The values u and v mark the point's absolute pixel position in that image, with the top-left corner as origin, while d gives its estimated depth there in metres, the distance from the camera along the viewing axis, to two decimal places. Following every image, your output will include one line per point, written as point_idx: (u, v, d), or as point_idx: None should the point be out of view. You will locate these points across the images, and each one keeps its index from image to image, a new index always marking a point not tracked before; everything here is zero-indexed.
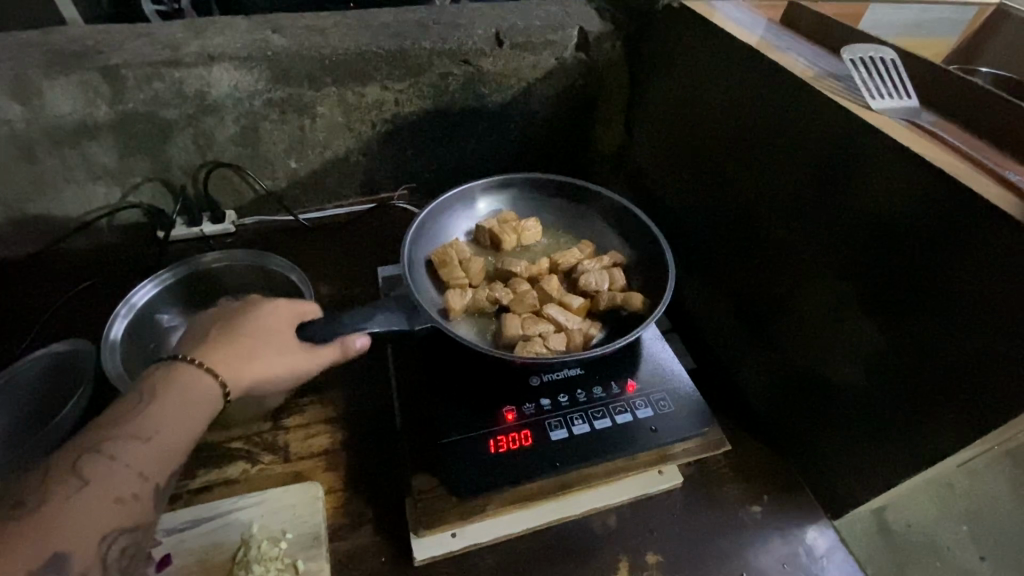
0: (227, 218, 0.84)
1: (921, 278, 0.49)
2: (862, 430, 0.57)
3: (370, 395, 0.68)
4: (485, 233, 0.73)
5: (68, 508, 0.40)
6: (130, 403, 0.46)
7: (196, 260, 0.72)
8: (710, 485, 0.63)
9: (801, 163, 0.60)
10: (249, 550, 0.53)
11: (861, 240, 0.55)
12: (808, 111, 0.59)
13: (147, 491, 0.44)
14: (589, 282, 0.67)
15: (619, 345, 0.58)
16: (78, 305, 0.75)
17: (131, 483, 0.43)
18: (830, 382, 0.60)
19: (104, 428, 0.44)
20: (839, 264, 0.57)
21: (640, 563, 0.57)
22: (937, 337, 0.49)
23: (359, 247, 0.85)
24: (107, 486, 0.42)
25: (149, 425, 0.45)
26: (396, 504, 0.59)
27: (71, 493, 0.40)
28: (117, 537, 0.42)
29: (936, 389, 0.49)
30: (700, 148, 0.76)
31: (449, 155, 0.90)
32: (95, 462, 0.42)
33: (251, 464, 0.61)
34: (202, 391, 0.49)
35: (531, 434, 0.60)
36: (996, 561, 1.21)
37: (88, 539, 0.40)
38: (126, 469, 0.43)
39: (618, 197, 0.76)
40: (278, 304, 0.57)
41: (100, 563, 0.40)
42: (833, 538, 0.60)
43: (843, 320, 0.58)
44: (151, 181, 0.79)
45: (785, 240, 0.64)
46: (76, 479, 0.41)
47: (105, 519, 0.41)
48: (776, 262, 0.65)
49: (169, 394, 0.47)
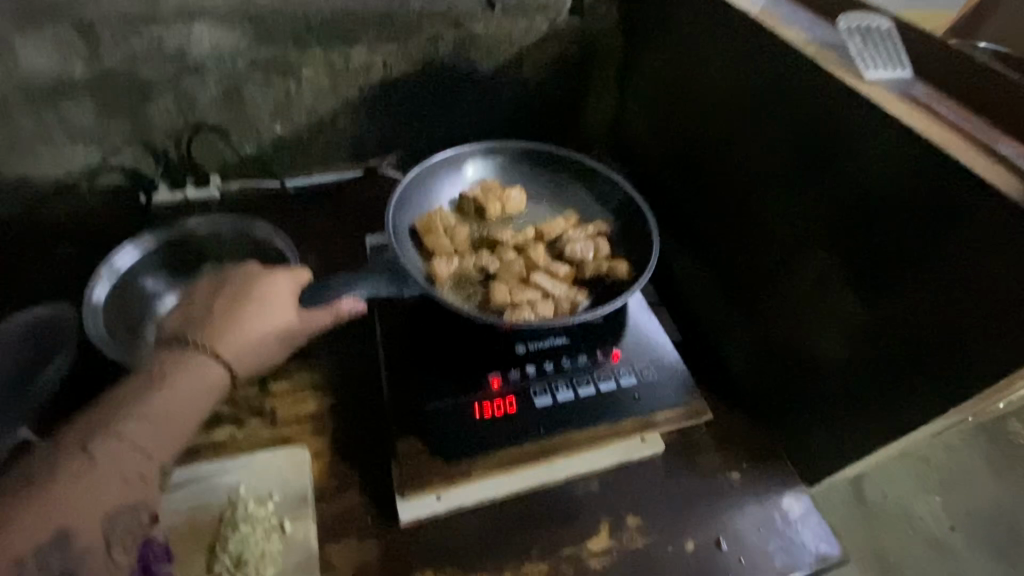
0: (212, 183, 0.82)
1: (907, 253, 0.50)
2: (843, 400, 0.59)
3: (358, 364, 0.67)
4: (467, 203, 0.72)
5: (75, 486, 0.40)
6: (138, 385, 0.46)
7: (180, 225, 0.71)
8: (691, 452, 0.64)
9: (791, 134, 0.60)
10: (238, 510, 0.54)
11: (848, 214, 0.55)
12: (797, 82, 0.58)
13: (152, 471, 0.43)
14: (575, 251, 0.67)
15: (608, 309, 0.59)
16: (59, 268, 0.74)
17: (138, 462, 0.43)
18: (811, 354, 0.61)
19: (111, 405, 0.44)
20: (823, 239, 0.58)
21: (620, 526, 0.58)
22: (922, 308, 0.50)
23: (345, 214, 0.83)
24: (112, 465, 0.41)
25: (154, 406, 0.45)
26: (382, 468, 0.60)
27: (77, 471, 0.40)
28: (122, 516, 0.41)
29: (918, 359, 0.51)
30: (694, 118, 0.74)
31: (439, 121, 0.87)
32: (103, 441, 0.42)
33: (238, 428, 0.61)
34: (208, 377, 0.48)
35: (516, 401, 0.61)
36: (966, 531, 1.25)
37: (93, 517, 0.40)
38: (133, 448, 0.43)
39: (599, 163, 0.76)
40: (276, 274, 0.56)
41: (105, 541, 0.40)
42: (807, 504, 0.62)
43: (827, 294, 0.58)
44: (132, 143, 0.77)
45: (771, 216, 0.63)
46: (82, 455, 0.41)
47: (110, 497, 0.41)
48: (761, 236, 0.65)
49: (174, 376, 0.47)
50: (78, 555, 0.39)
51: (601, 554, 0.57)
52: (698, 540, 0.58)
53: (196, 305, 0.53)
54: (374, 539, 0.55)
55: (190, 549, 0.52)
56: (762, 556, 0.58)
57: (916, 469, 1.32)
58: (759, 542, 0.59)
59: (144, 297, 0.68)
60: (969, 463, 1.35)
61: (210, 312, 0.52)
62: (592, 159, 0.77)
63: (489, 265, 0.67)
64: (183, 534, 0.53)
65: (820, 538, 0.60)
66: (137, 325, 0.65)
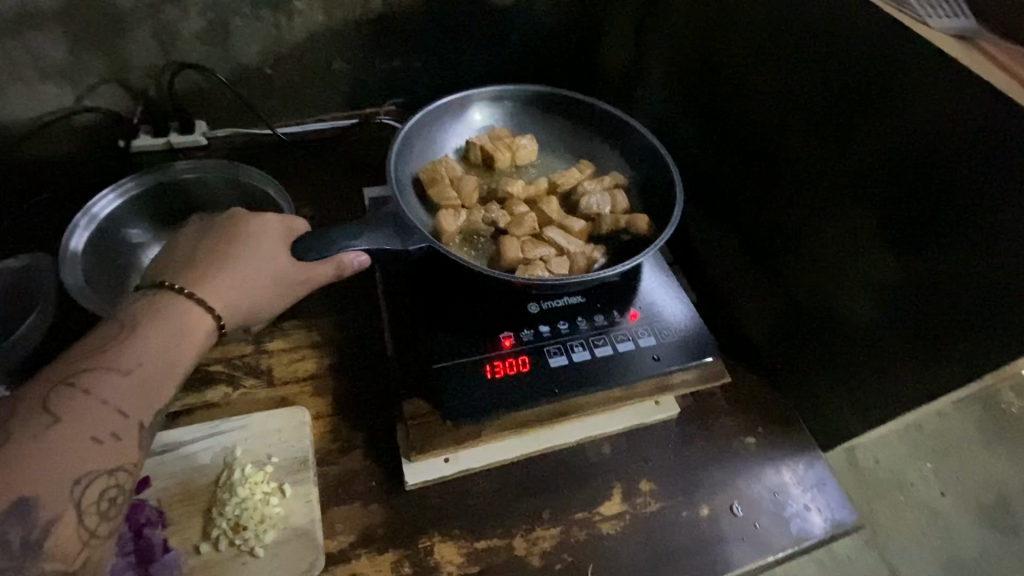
0: (198, 128, 0.75)
1: (943, 222, 0.47)
2: (858, 371, 0.56)
3: (358, 322, 0.64)
4: (474, 151, 0.68)
5: (37, 450, 0.35)
6: (110, 335, 0.41)
7: (165, 169, 0.66)
8: (707, 417, 0.62)
9: (823, 81, 0.54)
10: (233, 472, 0.51)
11: (883, 176, 0.51)
12: (837, 19, 0.52)
13: (128, 430, 0.39)
14: (591, 205, 0.64)
15: (628, 266, 0.56)
16: (32, 219, 0.68)
17: (110, 421, 0.38)
18: (830, 322, 0.58)
19: (79, 357, 0.40)
20: (853, 202, 0.54)
21: (634, 491, 0.56)
22: (962, 271, 0.46)
23: (342, 164, 0.78)
24: (80, 425, 0.37)
25: (128, 357, 0.40)
26: (386, 429, 0.57)
27: (38, 432, 0.36)
28: (95, 480, 0.37)
29: (940, 336, 0.49)
30: (705, 63, 0.67)
31: (442, 67, 0.83)
32: (68, 398, 0.37)
33: (232, 388, 0.57)
34: (190, 327, 0.44)
35: (529, 361, 0.58)
36: (957, 497, 1.26)
37: (60, 483, 0.35)
38: (103, 405, 0.38)
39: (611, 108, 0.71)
40: (265, 216, 0.52)
41: (76, 509, 0.36)
42: (823, 470, 0.60)
43: (859, 253, 0.54)
44: (108, 83, 0.71)
45: (794, 174, 0.59)
46: (44, 416, 0.36)
47: (79, 460, 0.36)
48: (782, 196, 0.61)
49: (151, 324, 0.42)
50: (45, 523, 0.35)
51: (614, 518, 0.55)
52: (714, 506, 0.56)
53: (180, 250, 0.49)
54: (379, 503, 0.53)
55: (185, 512, 0.50)
56: (779, 521, 0.56)
57: (911, 436, 1.32)
58: (775, 508, 0.57)
59: (127, 249, 0.63)
60: (967, 431, 1.34)
61: (193, 255, 0.48)
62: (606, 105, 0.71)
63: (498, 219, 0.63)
64: (177, 497, 0.50)
65: (838, 504, 0.58)
66: (123, 276, 0.61)
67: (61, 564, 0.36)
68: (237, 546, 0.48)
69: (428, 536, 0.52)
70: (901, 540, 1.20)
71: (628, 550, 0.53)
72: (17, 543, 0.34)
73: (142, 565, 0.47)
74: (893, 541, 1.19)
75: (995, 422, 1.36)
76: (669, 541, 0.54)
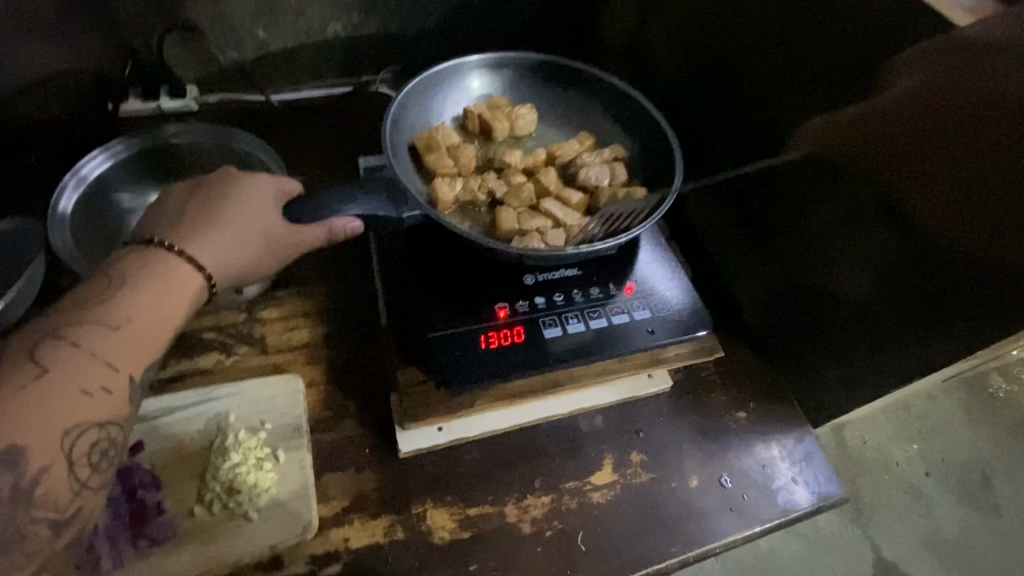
0: (188, 93, 0.74)
1: (1002, 268, 0.43)
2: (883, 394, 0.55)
3: (351, 292, 0.63)
4: (472, 120, 0.67)
5: (26, 399, 0.35)
6: (99, 288, 0.41)
7: (155, 133, 0.65)
8: (699, 391, 0.62)
9: (874, 100, 0.49)
10: (226, 438, 0.51)
11: (930, 214, 0.47)
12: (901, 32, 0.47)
13: (119, 384, 0.39)
14: (589, 177, 0.63)
15: (625, 240, 0.55)
16: (19, 182, 0.67)
17: (100, 375, 0.38)
18: (858, 348, 0.56)
19: (68, 310, 0.39)
20: (892, 234, 0.50)
21: (624, 462, 0.57)
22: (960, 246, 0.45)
23: (336, 131, 0.76)
24: (69, 377, 0.37)
25: (117, 312, 0.40)
26: (379, 398, 0.57)
27: (27, 382, 0.35)
28: (86, 432, 0.37)
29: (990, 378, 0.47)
30: (709, 36, 0.66)
31: (439, 34, 0.82)
32: (57, 350, 0.37)
33: (225, 354, 0.57)
34: (179, 285, 0.43)
35: (524, 332, 0.58)
36: (941, 477, 1.28)
37: (50, 434, 0.35)
38: (92, 358, 0.38)
39: (609, 77, 0.70)
40: (256, 176, 0.51)
41: (66, 460, 0.36)
42: (812, 445, 0.61)
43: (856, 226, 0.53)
44: (95, 43, 0.69)
45: (829, 197, 0.55)
46: (33, 366, 0.36)
47: (69, 411, 0.36)
48: (813, 217, 0.57)
49: (140, 281, 0.42)
50: (35, 472, 0.35)
51: (605, 488, 0.55)
52: (703, 477, 0.57)
53: (169, 211, 0.48)
54: (372, 470, 0.53)
55: (179, 476, 0.50)
56: (767, 494, 0.57)
57: (899, 417, 1.33)
58: (763, 480, 0.58)
59: (115, 213, 0.62)
60: (954, 413, 1.36)
61: (182, 215, 0.47)
62: (606, 73, 0.70)
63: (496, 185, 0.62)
64: (170, 460, 0.51)
65: (825, 478, 0.59)
66: (112, 241, 0.60)
67: (52, 512, 0.36)
68: (231, 509, 0.49)
69: (420, 503, 0.52)
70: (884, 517, 1.22)
71: (617, 520, 0.54)
72: (7, 491, 0.34)
73: (136, 527, 0.47)
74: (876, 519, 1.22)
75: (981, 405, 1.38)
76: (658, 511, 0.55)
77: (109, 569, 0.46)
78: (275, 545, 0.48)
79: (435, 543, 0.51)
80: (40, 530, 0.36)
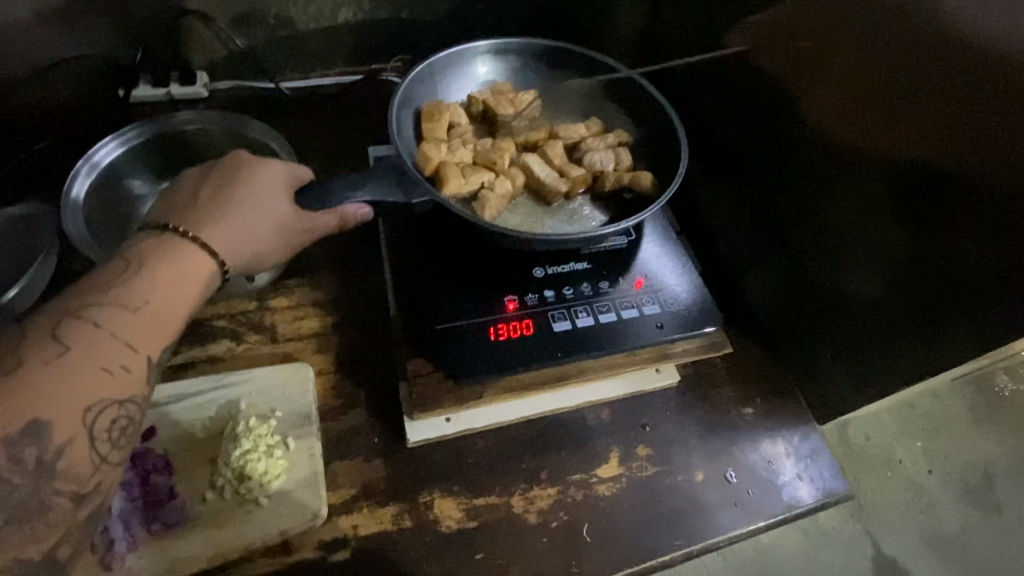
0: (198, 80, 0.73)
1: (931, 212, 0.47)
2: (851, 336, 0.57)
3: (361, 282, 0.63)
4: (476, 105, 0.67)
5: (48, 378, 0.35)
6: (117, 271, 0.41)
7: (167, 119, 0.65)
8: (707, 386, 0.62)
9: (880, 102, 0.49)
10: (237, 424, 0.52)
11: (900, 101, 0.48)
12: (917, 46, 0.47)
13: (138, 364, 0.39)
14: (594, 160, 0.64)
15: (630, 224, 0.56)
16: (32, 167, 0.67)
17: (119, 354, 0.38)
18: (819, 283, 0.59)
19: (86, 291, 0.40)
20: (863, 127, 0.51)
21: (630, 455, 0.57)
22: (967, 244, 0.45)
23: (346, 120, 0.76)
24: (90, 356, 0.37)
25: (135, 294, 0.40)
26: (388, 387, 0.57)
27: (51, 359, 0.36)
28: (106, 408, 0.37)
29: (939, 297, 0.48)
30: (723, 28, 0.64)
31: (450, 23, 0.81)
32: (77, 329, 0.37)
33: (236, 342, 0.58)
34: (195, 270, 0.44)
35: (533, 324, 0.58)
36: (943, 475, 1.28)
37: (72, 410, 0.36)
38: (111, 338, 0.38)
39: (620, 64, 0.69)
40: (270, 163, 0.51)
41: (87, 436, 0.36)
42: (818, 442, 0.61)
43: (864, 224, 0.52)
44: (107, 27, 0.69)
45: (805, 97, 0.56)
46: (55, 344, 0.36)
47: (90, 389, 0.37)
48: (789, 127, 0.58)
49: (158, 265, 0.42)
50: (58, 446, 0.35)
51: (610, 480, 0.56)
52: (708, 472, 0.57)
53: (183, 197, 0.48)
54: (381, 458, 0.54)
55: (191, 461, 0.51)
56: (771, 489, 0.57)
57: (904, 415, 1.33)
58: (769, 476, 0.58)
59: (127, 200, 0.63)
60: (959, 411, 1.36)
61: (196, 200, 0.48)
62: (615, 61, 0.70)
63: (486, 157, 0.63)
64: (183, 445, 0.51)
65: (830, 474, 0.59)
66: (126, 226, 0.60)
67: (74, 485, 0.36)
68: (242, 495, 0.50)
69: (428, 492, 0.53)
70: (885, 514, 1.23)
71: (623, 512, 0.54)
72: (32, 462, 0.35)
73: (150, 510, 0.48)
74: (877, 515, 1.22)
75: (986, 403, 1.38)
76: (663, 504, 0.55)
77: (123, 550, 0.46)
78: (284, 531, 0.49)
79: (443, 531, 0.51)
80: (63, 502, 0.36)
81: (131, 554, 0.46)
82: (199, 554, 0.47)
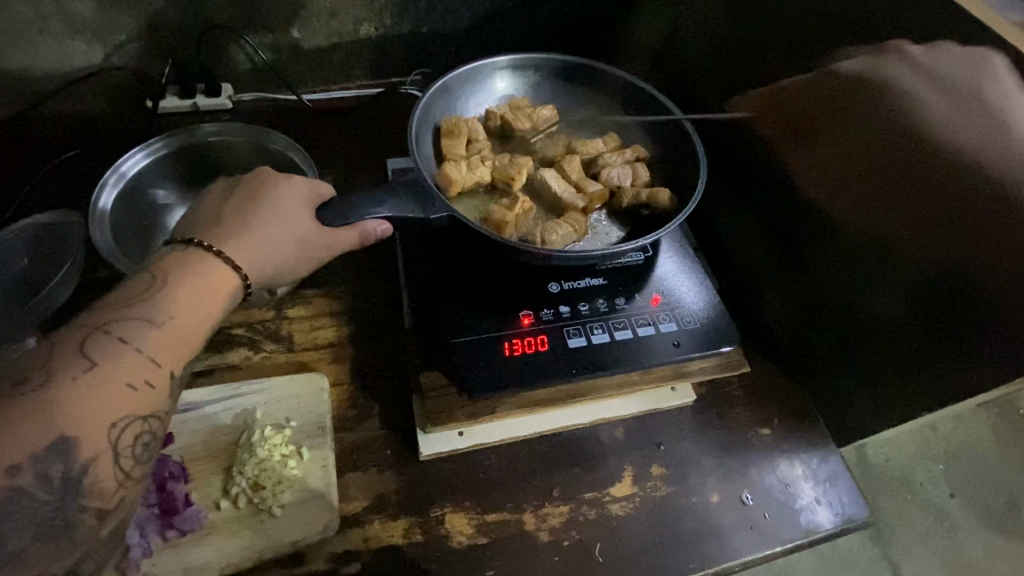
0: (223, 92, 0.75)
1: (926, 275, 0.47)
2: (862, 363, 0.56)
3: (375, 295, 0.64)
4: (495, 120, 0.68)
5: (75, 390, 0.36)
6: (143, 283, 0.42)
7: (191, 131, 0.66)
8: (722, 405, 0.61)
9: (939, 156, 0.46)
10: (253, 434, 0.52)
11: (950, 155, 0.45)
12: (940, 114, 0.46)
13: (160, 378, 0.40)
14: (611, 177, 0.64)
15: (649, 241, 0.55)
16: (62, 175, 0.69)
17: (141, 369, 0.39)
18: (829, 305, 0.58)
19: (110, 305, 0.40)
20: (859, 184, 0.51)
21: (643, 474, 0.56)
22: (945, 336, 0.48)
23: (365, 132, 0.77)
24: (115, 371, 0.38)
25: (161, 308, 0.41)
26: (400, 400, 0.58)
27: (76, 374, 0.37)
28: (130, 424, 0.38)
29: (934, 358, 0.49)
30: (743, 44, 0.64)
31: (469, 36, 0.82)
32: (103, 344, 0.38)
33: (254, 352, 0.58)
34: (219, 283, 0.44)
35: (548, 340, 0.58)
36: (966, 499, 1.24)
37: (98, 425, 0.36)
38: (136, 353, 0.39)
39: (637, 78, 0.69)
40: (292, 179, 0.52)
41: (111, 450, 0.37)
42: (838, 466, 0.59)
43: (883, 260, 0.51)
44: (137, 41, 0.71)
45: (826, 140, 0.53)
46: (82, 360, 0.37)
47: (115, 403, 0.37)
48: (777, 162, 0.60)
49: (180, 280, 0.43)
50: (83, 462, 0.36)
51: (624, 500, 0.55)
52: (724, 493, 0.56)
53: (206, 212, 0.49)
54: (394, 471, 0.54)
55: (207, 469, 0.51)
56: (789, 513, 0.56)
57: (925, 436, 1.29)
58: (785, 499, 0.57)
59: (153, 209, 0.64)
60: (983, 435, 1.31)
61: (219, 214, 0.48)
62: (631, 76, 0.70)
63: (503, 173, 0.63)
64: (199, 455, 0.52)
65: (850, 499, 0.57)
66: (145, 236, 0.62)
67: (97, 501, 0.37)
68: (256, 504, 0.50)
69: (439, 507, 0.52)
70: (905, 537, 1.19)
71: (636, 533, 0.53)
72: (58, 479, 0.35)
73: (165, 516, 0.48)
74: (896, 540, 1.19)
75: (1013, 427, 1.32)
76: (678, 526, 0.54)
77: (137, 557, 0.47)
78: (296, 541, 0.49)
79: (452, 547, 0.51)
80: (87, 519, 0.37)
81: (146, 560, 0.47)
82: (213, 563, 0.47)
